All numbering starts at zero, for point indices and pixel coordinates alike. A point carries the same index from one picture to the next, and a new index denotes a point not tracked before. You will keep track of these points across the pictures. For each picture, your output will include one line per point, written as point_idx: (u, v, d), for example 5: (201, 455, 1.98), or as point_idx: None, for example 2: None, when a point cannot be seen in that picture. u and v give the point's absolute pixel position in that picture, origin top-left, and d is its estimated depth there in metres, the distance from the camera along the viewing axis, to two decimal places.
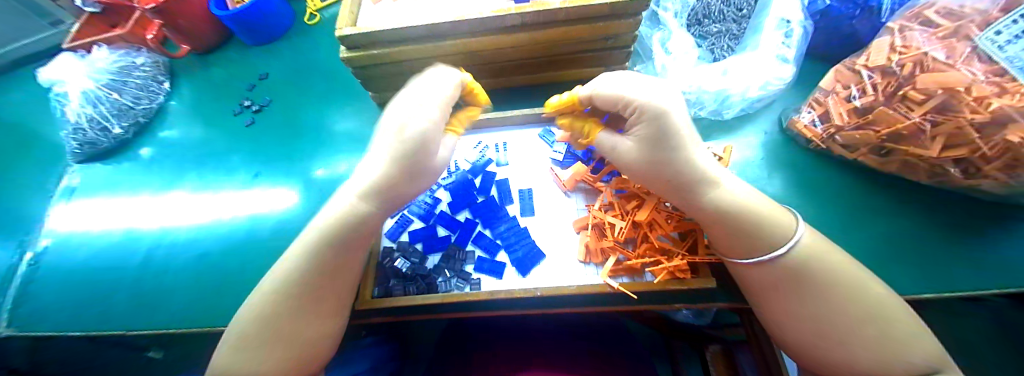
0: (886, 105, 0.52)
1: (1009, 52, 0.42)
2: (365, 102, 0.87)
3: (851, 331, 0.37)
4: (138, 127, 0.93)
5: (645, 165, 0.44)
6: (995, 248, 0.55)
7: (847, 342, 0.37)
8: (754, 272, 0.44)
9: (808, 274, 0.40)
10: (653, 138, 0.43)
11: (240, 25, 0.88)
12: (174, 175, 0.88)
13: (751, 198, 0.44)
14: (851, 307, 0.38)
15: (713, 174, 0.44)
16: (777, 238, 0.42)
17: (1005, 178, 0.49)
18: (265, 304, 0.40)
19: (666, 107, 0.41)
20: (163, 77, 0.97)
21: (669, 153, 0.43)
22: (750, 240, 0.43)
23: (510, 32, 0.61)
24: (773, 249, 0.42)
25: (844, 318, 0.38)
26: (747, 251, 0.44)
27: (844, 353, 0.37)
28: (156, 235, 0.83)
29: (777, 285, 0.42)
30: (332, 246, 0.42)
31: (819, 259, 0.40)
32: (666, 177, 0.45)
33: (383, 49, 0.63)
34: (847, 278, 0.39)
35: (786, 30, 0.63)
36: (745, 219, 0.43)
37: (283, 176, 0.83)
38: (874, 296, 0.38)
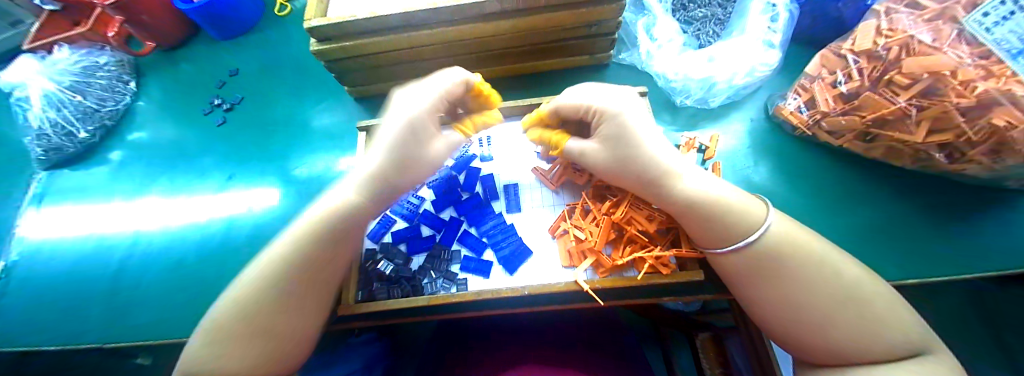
0: (872, 90, 0.52)
1: (996, 34, 0.41)
2: (341, 97, 0.84)
3: (833, 318, 0.36)
4: (105, 130, 0.88)
5: (610, 163, 0.47)
6: (976, 231, 0.56)
7: (827, 327, 0.36)
8: (734, 263, 0.43)
9: (783, 259, 0.39)
10: (612, 138, 0.47)
11: (207, 19, 0.83)
12: (145, 179, 0.84)
13: (717, 191, 0.44)
14: (828, 290, 0.37)
15: (674, 169, 0.46)
16: (747, 225, 0.42)
17: (987, 162, 0.49)
18: (238, 299, 0.39)
19: (618, 110, 0.47)
20: (129, 76, 0.91)
21: (629, 149, 0.46)
22: (720, 229, 0.43)
23: (488, 21, 0.59)
24: (742, 237, 0.42)
25: (823, 301, 0.37)
26: (719, 242, 0.44)
27: (831, 340, 0.36)
28: (128, 243, 0.79)
29: (752, 272, 0.41)
30: (325, 248, 0.43)
31: (794, 244, 0.39)
32: (631, 173, 0.47)
33: (355, 41, 0.60)
34: (825, 262, 0.38)
35: (772, 14, 0.62)
36: (712, 209, 0.43)
37: (260, 175, 0.80)
38: (850, 277, 0.37)
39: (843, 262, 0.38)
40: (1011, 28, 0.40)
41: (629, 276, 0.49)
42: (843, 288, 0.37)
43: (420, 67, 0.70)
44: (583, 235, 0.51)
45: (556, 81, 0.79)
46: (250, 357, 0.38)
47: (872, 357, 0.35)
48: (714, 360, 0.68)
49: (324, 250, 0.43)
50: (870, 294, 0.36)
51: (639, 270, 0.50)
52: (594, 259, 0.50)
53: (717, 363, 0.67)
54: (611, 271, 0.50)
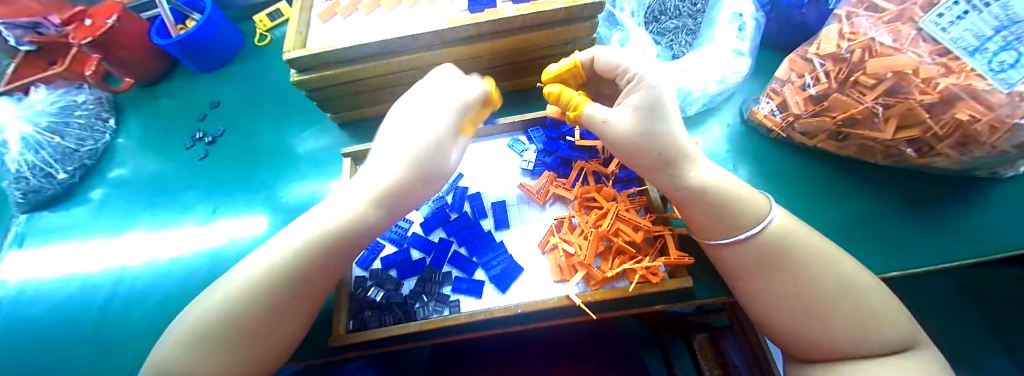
0: (839, 91, 0.54)
1: (952, 33, 0.43)
2: (325, 122, 0.84)
3: (831, 308, 0.38)
4: (84, 169, 0.86)
5: (637, 134, 0.47)
6: (951, 221, 0.57)
7: (829, 318, 0.38)
8: (733, 255, 0.45)
9: (787, 251, 0.41)
10: (645, 106, 0.47)
11: (185, 53, 0.83)
12: (126, 217, 0.82)
13: (725, 177, 0.47)
14: (830, 282, 0.39)
15: (693, 150, 0.48)
16: (752, 218, 0.43)
17: (955, 154, 0.51)
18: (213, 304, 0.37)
19: (656, 83, 0.47)
20: (108, 113, 0.90)
21: (657, 121, 0.47)
22: (730, 217, 0.44)
23: (465, 44, 0.60)
24: (747, 228, 0.44)
25: (825, 292, 0.39)
26: (725, 231, 0.45)
27: (828, 330, 0.38)
28: (112, 281, 0.77)
29: (758, 264, 0.43)
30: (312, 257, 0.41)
31: (795, 238, 0.42)
32: (653, 147, 0.47)
33: (334, 69, 0.60)
34: (824, 257, 0.41)
35: (739, 23, 0.64)
36: (722, 197, 0.45)
37: (246, 204, 0.79)
38: (849, 272, 0.40)
39: (841, 258, 0.41)
40: (967, 26, 0.42)
41: (621, 287, 0.49)
42: (840, 281, 0.39)
43: (402, 90, 0.71)
44: (572, 248, 0.51)
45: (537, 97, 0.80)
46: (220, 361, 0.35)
47: (867, 347, 0.37)
48: (712, 361, 0.71)
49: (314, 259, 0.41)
50: (864, 288, 0.39)
51: (631, 280, 0.50)
52: (585, 271, 0.50)
53: (716, 363, 0.71)
54: (602, 282, 0.50)
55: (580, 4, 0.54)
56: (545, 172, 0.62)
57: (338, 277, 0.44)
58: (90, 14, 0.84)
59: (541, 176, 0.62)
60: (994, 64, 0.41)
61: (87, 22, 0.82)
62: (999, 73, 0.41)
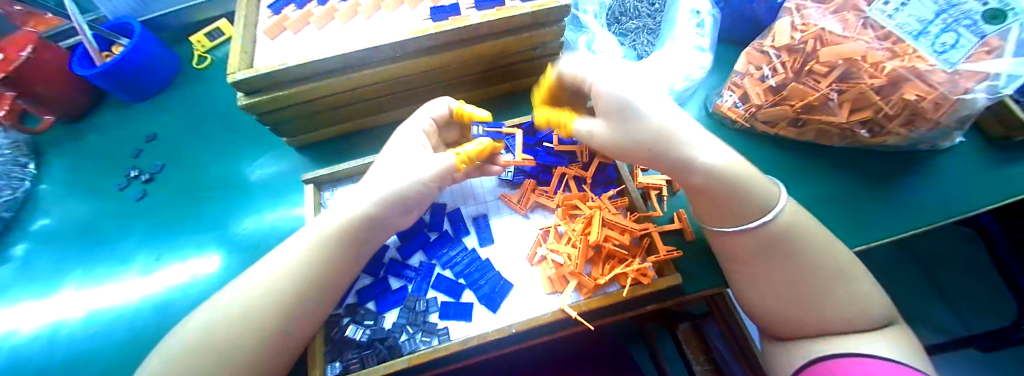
0: (795, 80, 0.57)
1: (898, 20, 0.49)
2: (282, 146, 0.77)
3: (827, 294, 0.39)
4: (2, 224, 0.74)
5: (619, 139, 0.48)
6: (903, 195, 0.61)
7: (822, 303, 0.39)
8: (742, 240, 0.44)
9: (796, 239, 0.41)
10: (610, 111, 0.48)
11: (112, 82, 0.74)
12: (53, 274, 0.71)
13: (727, 157, 0.44)
14: (826, 270, 0.40)
15: (685, 137, 0.45)
16: (764, 204, 0.42)
17: (905, 132, 0.55)
18: (193, 336, 0.39)
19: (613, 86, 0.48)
20: (26, 157, 0.78)
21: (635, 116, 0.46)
22: (740, 201, 0.43)
23: (431, 54, 0.57)
24: (758, 216, 0.42)
25: (821, 279, 0.40)
26: (728, 220, 0.45)
27: (827, 315, 0.39)
28: (41, 352, 0.65)
29: (765, 250, 0.42)
30: (292, 285, 0.43)
31: (805, 228, 0.42)
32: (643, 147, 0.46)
33: (288, 89, 0.55)
34: (822, 247, 0.41)
35: (698, 20, 0.67)
36: (725, 186, 0.43)
37: (197, 245, 0.71)
38: (839, 262, 0.41)
39: (836, 247, 0.42)
40: (910, 12, 0.48)
41: (613, 292, 0.49)
42: (833, 268, 0.40)
43: (363, 107, 0.67)
44: (562, 258, 0.50)
45: (507, 104, 0.78)
46: None
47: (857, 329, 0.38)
48: (697, 347, 0.68)
49: (280, 282, 0.43)
50: (852, 274, 0.40)
51: (623, 284, 0.49)
52: (577, 281, 0.49)
53: (700, 351, 0.68)
54: (594, 290, 0.49)
55: (546, 8, 0.53)
56: (525, 182, 0.61)
57: (313, 304, 0.44)
58: (3, 46, 0.73)
59: (521, 187, 0.60)
60: (938, 46, 0.47)
61: None
62: (942, 53, 0.47)
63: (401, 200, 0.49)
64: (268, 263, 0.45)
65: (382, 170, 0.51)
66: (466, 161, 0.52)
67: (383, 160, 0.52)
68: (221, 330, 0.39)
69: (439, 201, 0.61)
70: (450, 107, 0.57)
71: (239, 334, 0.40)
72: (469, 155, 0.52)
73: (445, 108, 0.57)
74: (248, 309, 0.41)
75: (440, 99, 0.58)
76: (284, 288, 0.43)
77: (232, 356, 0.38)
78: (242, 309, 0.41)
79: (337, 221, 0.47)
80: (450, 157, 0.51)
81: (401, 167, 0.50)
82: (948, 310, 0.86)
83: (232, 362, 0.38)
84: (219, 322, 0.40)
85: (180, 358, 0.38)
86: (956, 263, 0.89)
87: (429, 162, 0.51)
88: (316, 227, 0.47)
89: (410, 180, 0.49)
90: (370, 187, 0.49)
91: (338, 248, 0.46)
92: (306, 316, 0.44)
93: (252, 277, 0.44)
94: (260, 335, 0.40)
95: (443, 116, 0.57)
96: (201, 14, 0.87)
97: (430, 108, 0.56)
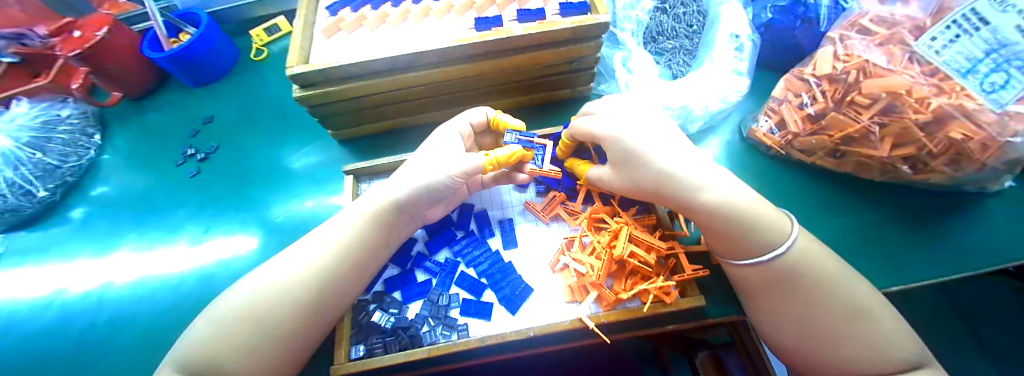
0: (836, 110, 0.57)
1: (945, 56, 0.48)
2: (325, 139, 0.82)
3: (839, 330, 0.40)
4: (66, 187, 0.81)
5: (627, 184, 0.52)
6: (944, 238, 0.59)
7: (837, 339, 0.39)
8: (746, 274, 0.47)
9: (798, 274, 0.42)
10: (619, 158, 0.51)
11: (177, 66, 0.80)
12: (109, 237, 0.77)
13: (744, 200, 0.46)
14: (841, 305, 0.40)
15: (696, 180, 0.47)
16: (772, 240, 0.44)
17: (949, 171, 0.54)
18: (238, 305, 0.43)
19: (619, 135, 0.51)
20: (93, 128, 0.86)
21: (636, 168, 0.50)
22: (742, 243, 0.45)
23: (474, 61, 0.60)
24: (768, 250, 0.44)
25: (834, 314, 0.40)
26: (736, 254, 0.47)
27: (831, 350, 0.39)
28: (91, 308, 0.71)
29: (770, 284, 0.44)
30: (333, 267, 0.46)
31: (812, 263, 0.43)
32: (646, 191, 0.50)
33: (339, 85, 0.59)
34: (838, 284, 0.42)
35: (737, 44, 0.67)
36: (733, 223, 0.45)
37: (238, 224, 0.75)
38: (860, 299, 0.41)
39: (856, 283, 0.42)
40: (958, 50, 0.47)
41: (633, 307, 0.49)
42: (850, 306, 0.40)
43: (401, 108, 0.70)
44: (584, 268, 0.51)
45: (542, 114, 0.80)
46: (242, 345, 0.40)
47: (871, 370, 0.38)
48: None
49: (318, 261, 0.46)
50: (873, 313, 0.40)
51: (644, 300, 0.49)
52: (597, 293, 0.50)
53: None
54: (614, 303, 0.50)
55: (586, 24, 0.55)
56: (548, 193, 0.62)
57: (344, 289, 0.47)
58: (79, 25, 0.80)
59: (545, 198, 0.61)
60: (987, 85, 0.46)
61: (76, 34, 0.79)
62: (990, 93, 0.45)
63: (432, 196, 0.52)
64: (311, 249, 0.48)
65: (414, 169, 0.52)
66: (494, 164, 0.53)
67: (419, 156, 0.54)
68: (264, 302, 0.43)
69: (469, 203, 0.63)
70: (489, 116, 0.60)
71: (280, 306, 0.43)
72: (498, 159, 0.53)
73: (486, 118, 0.60)
74: (288, 288, 0.44)
75: (481, 108, 0.61)
76: (326, 270, 0.46)
77: (273, 326, 0.42)
78: (283, 285, 0.44)
79: (373, 208, 0.50)
80: (479, 158, 0.52)
81: (435, 163, 0.51)
82: (993, 365, 0.81)
83: (274, 330, 0.42)
84: (260, 295, 0.43)
85: (227, 325, 0.41)
86: (1000, 315, 0.84)
87: (460, 160, 0.51)
88: (355, 213, 0.51)
89: (443, 175, 0.50)
90: (404, 182, 0.51)
91: (370, 238, 0.49)
92: (337, 298, 0.47)
93: (293, 260, 0.47)
94: (302, 312, 0.44)
95: (480, 124, 0.60)
96: (262, 9, 0.94)
97: (472, 115, 0.59)
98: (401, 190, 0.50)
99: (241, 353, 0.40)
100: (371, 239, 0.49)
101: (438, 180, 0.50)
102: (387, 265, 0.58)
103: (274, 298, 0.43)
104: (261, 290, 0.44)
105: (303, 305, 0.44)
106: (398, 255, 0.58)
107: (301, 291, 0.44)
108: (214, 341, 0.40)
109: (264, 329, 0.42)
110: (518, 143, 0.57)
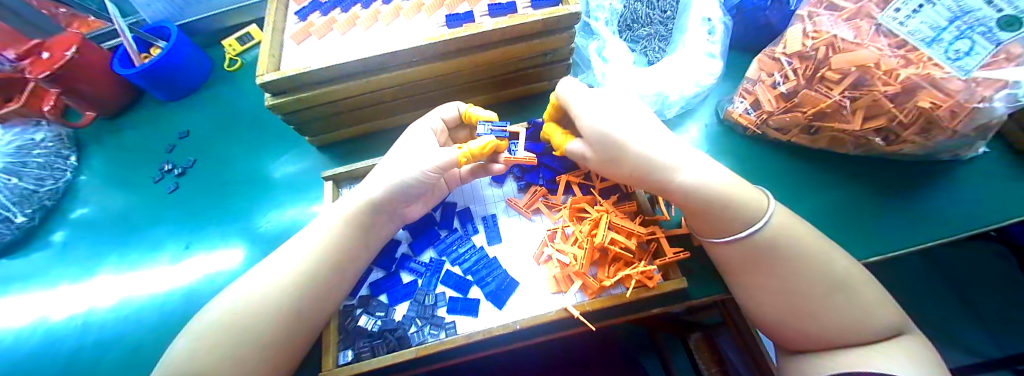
0: (808, 87, 0.58)
1: (910, 26, 0.48)
2: (305, 146, 0.81)
3: (819, 305, 0.40)
4: (45, 211, 0.80)
5: (602, 161, 0.52)
6: (921, 207, 0.60)
7: (819, 314, 0.40)
8: (727, 253, 0.47)
9: (777, 251, 0.43)
10: (595, 135, 0.51)
11: (148, 81, 0.79)
12: (92, 259, 0.76)
13: (718, 180, 0.46)
14: (820, 279, 0.41)
15: (670, 161, 0.47)
16: (750, 216, 0.44)
17: (921, 141, 0.54)
18: (220, 317, 0.42)
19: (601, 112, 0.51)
20: (68, 150, 0.84)
21: (614, 147, 0.50)
22: (718, 221, 0.46)
23: (446, 59, 0.60)
24: (745, 226, 0.44)
25: (814, 289, 0.41)
26: (713, 232, 0.48)
27: (812, 325, 0.40)
28: (77, 331, 0.70)
29: (751, 262, 0.44)
30: (315, 274, 0.46)
31: (792, 236, 0.43)
32: (622, 169, 0.51)
33: (310, 91, 0.58)
34: (817, 258, 0.42)
35: (709, 27, 0.68)
36: (710, 201, 0.46)
37: (221, 237, 0.75)
38: (840, 272, 0.41)
39: (835, 256, 0.43)
40: (922, 19, 0.46)
41: (618, 293, 0.49)
42: (829, 279, 0.41)
43: (377, 110, 0.70)
44: (567, 258, 0.51)
45: (520, 108, 0.80)
46: (227, 356, 0.40)
47: (849, 341, 0.39)
48: (708, 358, 0.70)
49: (299, 268, 0.46)
50: (852, 285, 0.40)
51: (627, 286, 0.49)
52: (581, 282, 0.50)
53: (712, 362, 0.69)
54: (599, 291, 0.50)
55: (556, 15, 0.55)
56: (528, 187, 0.62)
57: (327, 294, 0.47)
58: (48, 46, 0.78)
59: (525, 193, 0.62)
60: (952, 53, 0.45)
61: (45, 56, 0.77)
62: (956, 60, 0.45)
63: (409, 193, 0.51)
64: (291, 256, 0.47)
65: (389, 168, 0.52)
66: (468, 157, 0.52)
67: (393, 155, 0.54)
68: (246, 312, 0.42)
69: (451, 202, 0.62)
70: (461, 109, 0.60)
71: (265, 315, 0.43)
72: (472, 151, 0.52)
73: (458, 112, 0.59)
74: (270, 296, 0.44)
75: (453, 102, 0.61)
76: (308, 277, 0.46)
77: (257, 337, 0.42)
78: (263, 293, 0.44)
79: (351, 207, 0.50)
80: (452, 151, 0.51)
81: (409, 158, 0.51)
82: (976, 327, 0.83)
83: (257, 340, 0.41)
84: (242, 306, 0.43)
85: (211, 341, 0.41)
86: (984, 281, 0.86)
87: (433, 154, 0.51)
88: (331, 218, 0.50)
89: (417, 171, 0.50)
90: (381, 180, 0.51)
91: (351, 241, 0.49)
92: (322, 303, 0.46)
93: (273, 269, 0.46)
94: (286, 319, 0.43)
95: (452, 119, 0.59)
96: (234, 19, 0.93)
97: (444, 110, 0.58)
98: (373, 191, 0.50)
99: (226, 364, 0.39)
100: (351, 241, 0.49)
101: (412, 175, 0.50)
102: (372, 269, 0.58)
103: (257, 307, 0.43)
104: (242, 301, 0.43)
105: (286, 313, 0.44)
106: (383, 258, 0.58)
107: (285, 297, 0.44)
108: (195, 355, 0.40)
109: (246, 340, 0.41)
110: (491, 133, 0.55)
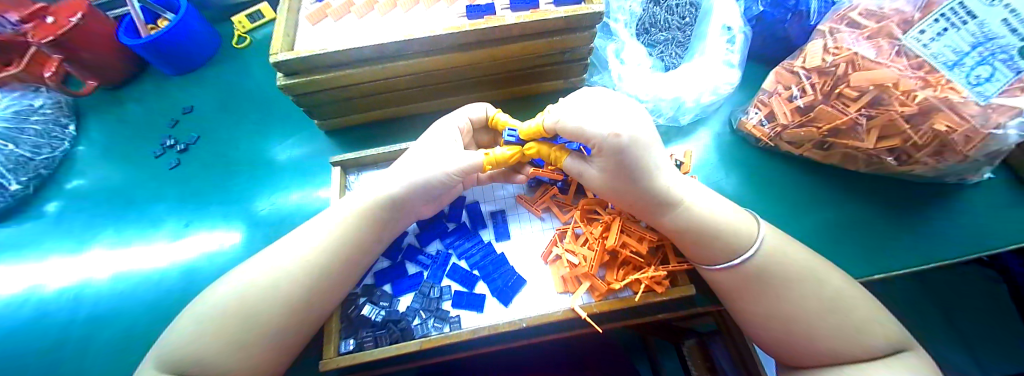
0: (824, 103, 0.58)
1: (933, 49, 0.48)
2: (312, 130, 0.80)
3: (814, 327, 0.40)
4: (39, 180, 0.78)
5: (607, 189, 0.48)
6: (927, 227, 0.61)
7: (810, 334, 0.40)
8: (721, 279, 0.47)
9: (769, 275, 0.43)
10: (613, 168, 0.45)
11: (154, 53, 0.77)
12: (85, 232, 0.74)
13: (725, 212, 0.47)
14: (813, 301, 0.41)
15: (677, 193, 0.47)
16: (739, 245, 0.45)
17: (932, 162, 0.55)
18: (224, 300, 0.41)
19: (625, 146, 0.42)
20: (67, 118, 0.82)
21: (630, 179, 0.46)
22: (715, 250, 0.46)
23: (465, 50, 0.59)
24: (738, 254, 0.45)
25: (807, 311, 0.41)
26: (708, 260, 0.47)
27: (808, 345, 0.41)
28: (70, 304, 0.68)
29: (746, 287, 0.44)
30: (327, 260, 0.46)
31: (779, 264, 0.43)
32: (626, 200, 0.48)
33: (325, 73, 0.57)
34: (809, 278, 0.42)
35: (729, 36, 0.68)
36: (706, 231, 0.46)
37: (222, 217, 0.73)
38: (831, 291, 0.42)
39: (827, 275, 0.43)
40: (945, 43, 0.46)
41: (625, 297, 0.49)
42: (823, 300, 0.41)
43: (391, 97, 0.69)
44: (577, 259, 0.50)
45: (534, 105, 0.79)
46: (233, 340, 0.39)
47: (846, 360, 0.39)
48: (701, 364, 0.64)
49: (306, 256, 0.45)
50: (845, 304, 0.41)
51: (636, 290, 0.49)
52: (589, 283, 0.50)
53: (704, 369, 0.63)
54: (607, 293, 0.50)
55: (580, 14, 0.54)
56: (540, 188, 0.61)
57: (333, 283, 0.46)
58: (52, 11, 0.76)
59: (536, 192, 0.61)
60: (972, 78, 0.45)
61: (48, 20, 0.74)
62: (976, 86, 0.45)
63: (425, 190, 0.50)
64: (301, 242, 0.47)
65: (408, 167, 0.51)
66: (494, 163, 0.52)
67: (421, 145, 0.54)
68: (253, 296, 0.42)
69: (462, 196, 0.62)
70: (488, 112, 0.59)
71: (272, 299, 0.42)
72: (498, 158, 0.51)
73: (485, 113, 0.59)
74: (279, 281, 0.43)
75: (480, 104, 0.60)
76: (316, 263, 0.45)
77: (263, 323, 0.41)
78: (271, 277, 0.43)
79: (364, 202, 0.49)
80: (478, 156, 0.51)
81: (431, 159, 0.50)
82: (964, 349, 0.84)
83: (263, 325, 0.41)
84: (248, 290, 0.42)
85: (212, 324, 0.40)
86: (975, 304, 0.87)
87: (457, 157, 0.50)
88: (347, 207, 0.49)
89: (439, 171, 0.49)
90: (399, 175, 0.50)
91: (362, 230, 0.48)
92: (329, 291, 0.46)
93: (283, 253, 0.46)
94: (291, 304, 0.43)
95: (480, 119, 0.59)
96: None
97: (473, 110, 0.58)
98: (386, 190, 0.49)
99: (231, 348, 0.39)
100: (360, 230, 0.48)
101: (434, 176, 0.49)
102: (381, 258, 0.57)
103: (265, 291, 0.42)
104: (248, 285, 0.42)
105: (296, 298, 0.43)
106: (393, 248, 0.58)
107: (292, 283, 0.43)
108: (198, 338, 0.39)
109: (250, 325, 0.40)
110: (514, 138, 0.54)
